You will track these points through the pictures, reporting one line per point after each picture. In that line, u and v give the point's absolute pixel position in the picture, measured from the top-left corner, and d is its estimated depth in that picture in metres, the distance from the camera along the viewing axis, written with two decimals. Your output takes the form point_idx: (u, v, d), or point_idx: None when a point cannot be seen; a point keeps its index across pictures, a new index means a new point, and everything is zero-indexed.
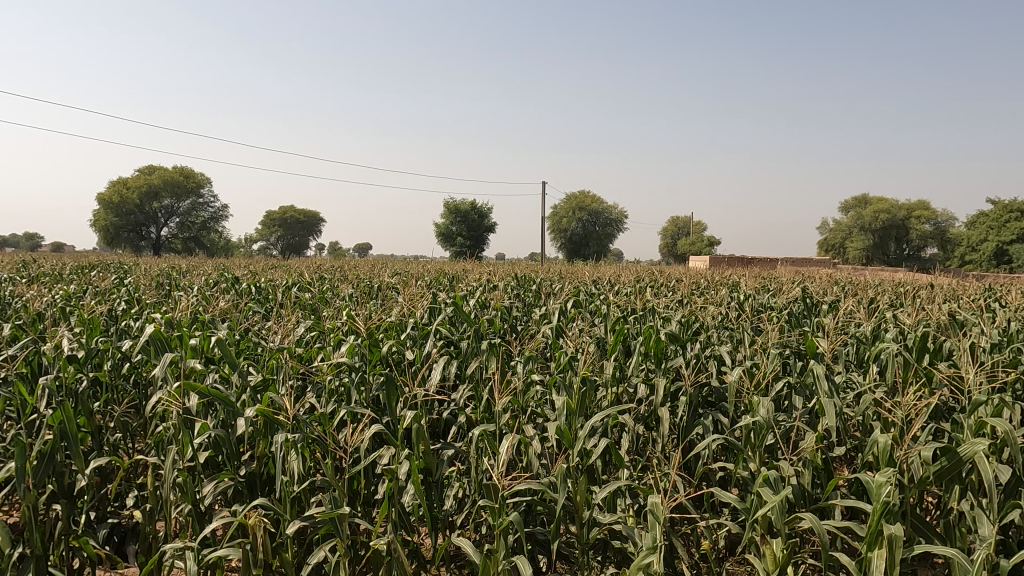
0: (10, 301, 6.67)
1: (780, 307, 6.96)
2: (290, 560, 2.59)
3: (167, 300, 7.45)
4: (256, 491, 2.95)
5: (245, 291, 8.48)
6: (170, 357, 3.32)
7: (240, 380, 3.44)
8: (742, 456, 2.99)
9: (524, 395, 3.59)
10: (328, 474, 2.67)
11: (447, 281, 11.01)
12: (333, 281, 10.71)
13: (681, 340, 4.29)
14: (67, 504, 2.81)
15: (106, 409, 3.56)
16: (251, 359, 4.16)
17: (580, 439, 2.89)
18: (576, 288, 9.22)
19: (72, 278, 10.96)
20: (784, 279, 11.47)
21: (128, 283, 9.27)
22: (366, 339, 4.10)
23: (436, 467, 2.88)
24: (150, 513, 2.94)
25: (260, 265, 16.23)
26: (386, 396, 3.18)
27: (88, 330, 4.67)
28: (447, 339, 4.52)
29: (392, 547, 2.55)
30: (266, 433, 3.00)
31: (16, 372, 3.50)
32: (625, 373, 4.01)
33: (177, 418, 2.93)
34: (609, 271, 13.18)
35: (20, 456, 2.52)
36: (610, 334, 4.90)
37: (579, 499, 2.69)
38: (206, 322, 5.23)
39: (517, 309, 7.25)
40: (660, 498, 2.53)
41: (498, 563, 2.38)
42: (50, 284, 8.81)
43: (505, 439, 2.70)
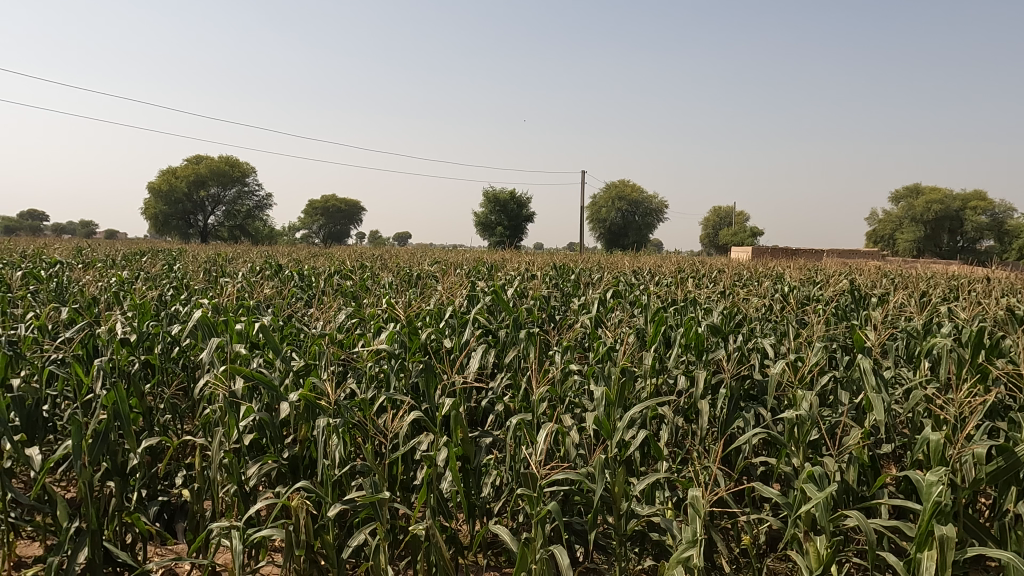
0: (66, 286, 6.91)
1: (826, 298, 6.80)
2: (330, 542, 2.64)
3: (214, 286, 7.68)
4: (299, 473, 3.03)
5: (289, 278, 8.64)
6: (216, 342, 3.42)
7: (283, 365, 3.51)
8: (785, 452, 2.92)
9: (562, 385, 3.58)
10: (368, 459, 2.70)
11: (486, 270, 11.05)
12: (373, 269, 10.89)
13: (722, 332, 4.22)
14: (120, 482, 2.89)
15: (156, 391, 3.67)
16: (295, 345, 4.26)
17: (619, 430, 2.86)
18: (615, 278, 9.19)
19: (123, 263, 11.40)
20: (832, 271, 11.16)
21: (178, 269, 9.56)
22: (405, 327, 4.10)
23: (473, 454, 2.89)
24: (198, 492, 3.03)
25: (302, 252, 16.66)
26: (425, 383, 3.21)
27: (140, 316, 4.83)
28: (485, 328, 4.54)
29: (430, 533, 2.56)
30: (308, 417, 3.07)
31: (72, 354, 3.63)
32: (665, 365, 3.96)
33: (223, 401, 3.01)
34: (650, 262, 13.04)
35: (76, 434, 2.63)
36: (650, 325, 4.84)
37: (617, 491, 2.68)
38: (251, 308, 5.36)
39: (554, 299, 7.20)
40: (700, 491, 2.49)
41: (536, 553, 2.38)
42: (105, 270, 9.17)
43: (543, 428, 2.68)
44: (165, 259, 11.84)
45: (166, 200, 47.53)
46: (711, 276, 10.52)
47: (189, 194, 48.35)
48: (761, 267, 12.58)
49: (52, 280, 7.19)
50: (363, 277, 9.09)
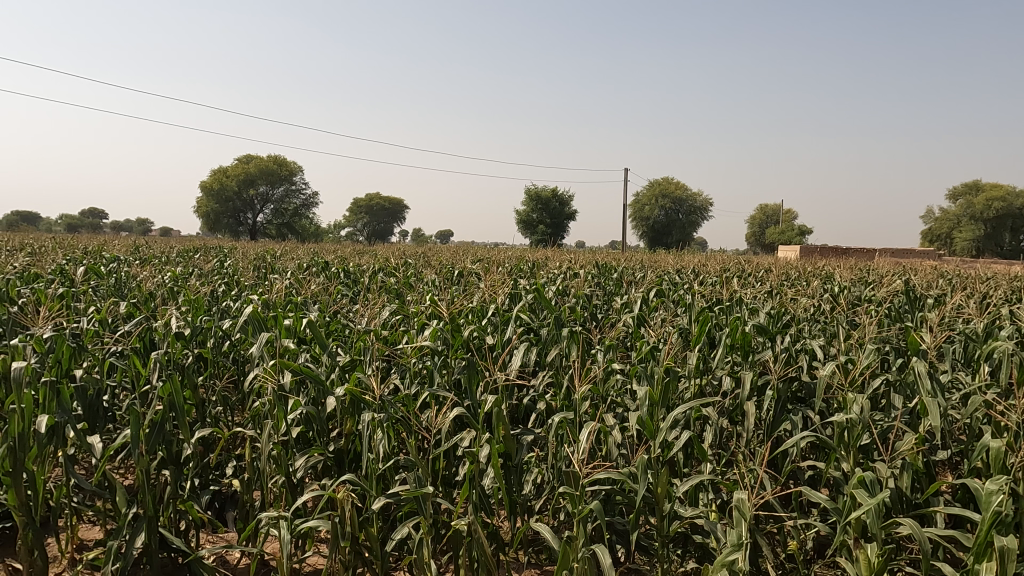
0: (125, 282, 7.20)
1: (879, 299, 6.59)
2: (374, 535, 2.69)
3: (262, 283, 7.86)
4: (344, 466, 3.09)
5: (334, 275, 8.80)
6: (266, 337, 3.52)
7: (329, 360, 3.58)
8: (834, 456, 2.84)
9: (604, 384, 3.56)
10: (412, 454, 2.73)
11: (528, 268, 11.05)
12: (416, 266, 11.00)
13: (769, 332, 4.13)
14: (175, 471, 3.00)
15: (208, 384, 3.78)
16: (340, 340, 4.34)
17: (663, 430, 2.82)
18: (658, 277, 9.08)
19: (176, 259, 11.79)
20: (886, 271, 10.80)
21: (229, 266, 9.85)
22: (448, 324, 4.13)
23: (515, 452, 2.90)
24: (247, 483, 3.12)
25: (346, 249, 16.95)
26: (467, 380, 3.22)
27: (194, 311, 5.00)
28: (527, 326, 4.54)
29: (472, 529, 2.58)
30: (353, 411, 3.13)
31: (131, 346, 3.77)
32: (709, 366, 3.90)
33: (273, 394, 3.09)
34: (694, 261, 12.85)
35: (134, 423, 2.74)
36: (694, 325, 4.77)
37: (660, 491, 2.66)
38: (299, 304, 5.48)
39: (597, 297, 7.16)
40: (746, 494, 2.44)
41: (577, 551, 2.38)
42: (160, 266, 9.50)
43: (586, 426, 2.67)
44: (218, 256, 12.19)
45: (217, 199, 48.96)
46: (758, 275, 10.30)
47: (239, 193, 49.71)
48: (809, 267, 12.27)
49: (112, 275, 7.50)
50: (406, 274, 9.21)
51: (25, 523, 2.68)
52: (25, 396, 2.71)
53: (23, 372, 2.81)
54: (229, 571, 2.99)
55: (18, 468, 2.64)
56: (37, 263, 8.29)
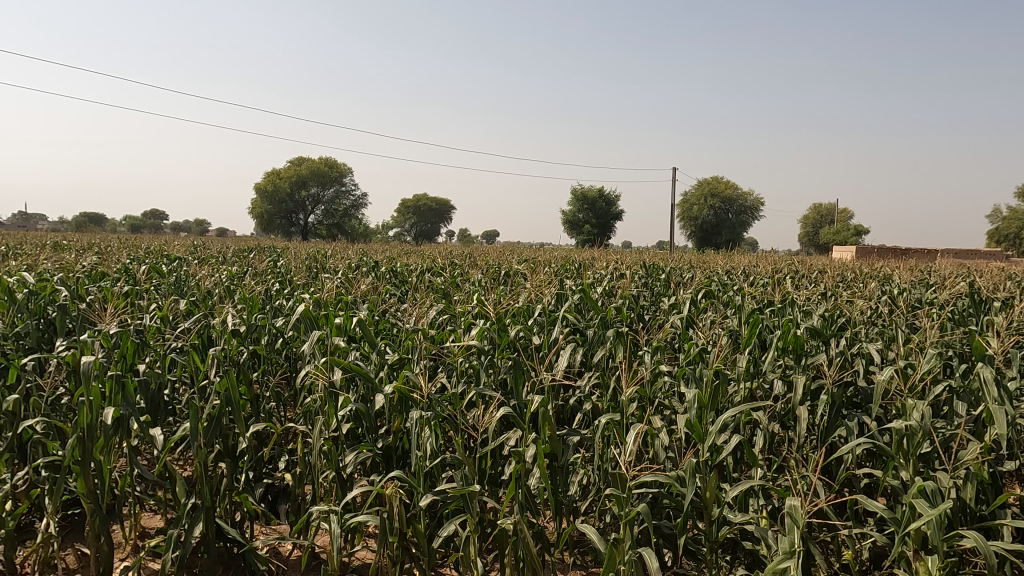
0: (184, 280, 7.48)
1: (941, 302, 6.33)
2: (421, 532, 2.72)
3: (314, 282, 8.04)
4: (392, 463, 3.14)
5: (383, 274, 8.93)
6: (317, 335, 3.60)
7: (378, 358, 3.64)
8: (892, 464, 2.74)
9: (651, 386, 3.52)
10: (458, 452, 2.75)
11: (575, 269, 11.01)
12: (463, 266, 11.08)
13: (823, 335, 4.01)
14: (230, 463, 3.10)
15: (263, 380, 3.90)
16: (389, 339, 4.41)
17: (712, 433, 2.76)
18: (708, 278, 8.93)
19: (232, 259, 12.17)
20: (949, 273, 10.37)
21: (282, 265, 10.12)
22: (494, 324, 4.16)
23: (561, 452, 2.89)
24: (299, 477, 3.20)
25: (393, 249, 17.20)
26: (514, 380, 3.23)
27: (249, 309, 5.16)
28: (574, 326, 4.52)
29: (518, 528, 2.59)
30: (401, 409, 3.18)
31: (190, 343, 3.92)
32: (760, 369, 3.81)
33: (324, 391, 3.17)
34: (744, 261, 12.58)
35: (193, 417, 2.85)
36: (745, 327, 4.66)
37: (708, 496, 2.61)
38: (349, 303, 5.59)
39: (644, 298, 7.08)
40: (798, 500, 2.38)
41: (624, 554, 2.36)
42: (216, 265, 9.82)
43: (633, 428, 2.65)
44: (271, 256, 12.54)
45: (271, 200, 50.34)
46: (812, 277, 10.02)
47: (291, 194, 51.02)
48: (866, 268, 11.86)
49: (172, 274, 7.80)
50: (453, 274, 9.29)
51: (92, 509, 2.81)
52: (93, 389, 2.84)
53: (90, 366, 2.94)
54: (281, 562, 3.08)
55: (86, 458, 2.77)
56: (103, 262, 8.66)
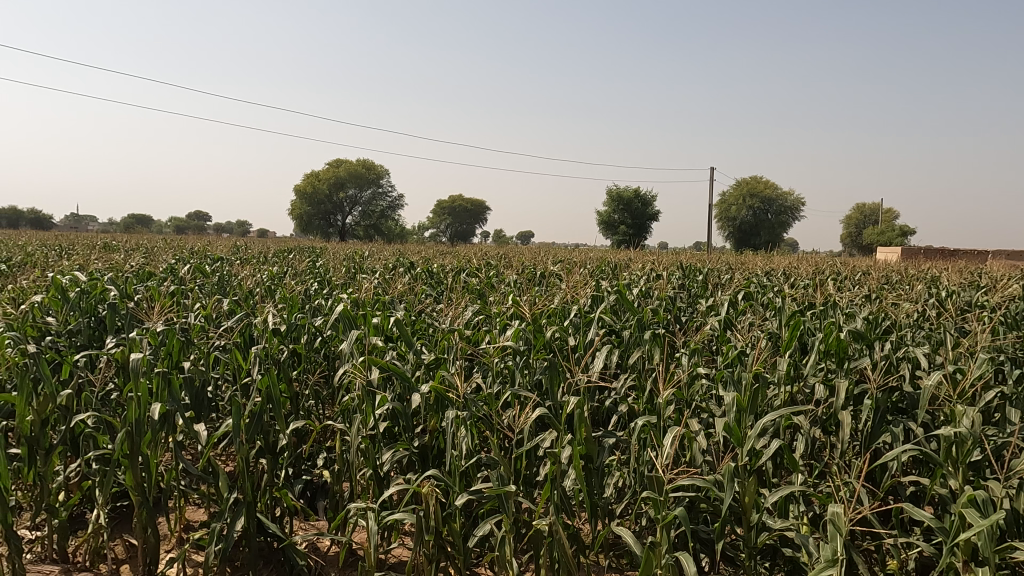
0: (227, 280, 7.67)
1: (992, 305, 6.12)
2: (457, 531, 2.74)
3: (352, 282, 8.17)
4: (428, 462, 3.17)
5: (419, 275, 9.01)
6: (355, 334, 3.66)
7: (415, 358, 3.68)
8: (940, 472, 2.66)
9: (689, 389, 3.48)
10: (494, 452, 2.76)
11: (610, 270, 10.94)
12: (498, 267, 11.11)
13: (867, 338, 3.91)
14: (271, 459, 3.16)
15: (302, 378, 3.97)
16: (426, 339, 4.45)
17: (751, 437, 2.72)
18: (747, 279, 8.78)
19: (272, 259, 12.44)
20: (1001, 275, 10.01)
21: (321, 265, 10.30)
22: (530, 325, 4.16)
23: (597, 454, 2.86)
24: (338, 474, 3.26)
25: (429, 250, 17.39)
26: (549, 381, 3.23)
27: (289, 309, 5.26)
28: (610, 328, 4.50)
29: (553, 529, 2.58)
30: (437, 409, 3.20)
31: (232, 341, 4.01)
32: (801, 372, 3.73)
33: (361, 390, 3.21)
34: (784, 262, 12.34)
35: (236, 414, 2.92)
36: (785, 330, 4.58)
37: (747, 501, 2.56)
38: (386, 303, 5.66)
39: (681, 300, 7.00)
40: (842, 507, 2.32)
41: (661, 558, 2.34)
42: (258, 265, 10.04)
43: (671, 431, 2.62)
44: (310, 256, 12.78)
45: (309, 201, 51.26)
46: (855, 278, 9.77)
47: (329, 196, 51.87)
48: (913, 270, 11.51)
49: (216, 274, 8.01)
50: (488, 275, 9.32)
51: (140, 502, 2.90)
52: (141, 384, 2.93)
53: (139, 362, 3.04)
54: (320, 558, 3.13)
55: (135, 451, 2.87)
56: (150, 262, 8.93)
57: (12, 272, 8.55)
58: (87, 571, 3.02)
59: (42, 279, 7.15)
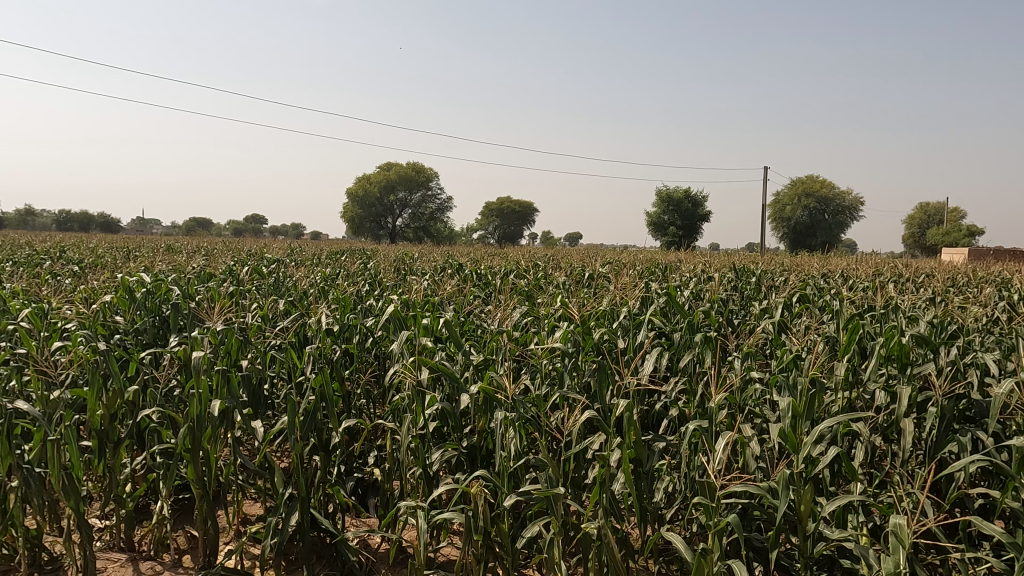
0: (283, 281, 7.89)
1: None
2: (506, 532, 2.74)
3: (402, 283, 8.30)
4: (477, 462, 3.19)
5: (468, 276, 9.09)
6: (406, 335, 3.71)
7: (463, 358, 3.71)
8: (1012, 484, 2.53)
9: (741, 393, 3.40)
10: (543, 454, 2.75)
11: (660, 271, 10.81)
12: (546, 268, 11.10)
13: (931, 343, 3.75)
14: (324, 456, 3.24)
15: (354, 377, 4.05)
16: (475, 339, 4.48)
17: (807, 444, 2.64)
18: (803, 281, 8.55)
19: (326, 261, 12.75)
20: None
21: (372, 267, 10.50)
22: (579, 326, 4.14)
23: (647, 458, 2.82)
24: (388, 473, 3.31)
25: (477, 252, 17.53)
26: (598, 383, 3.20)
27: (342, 309, 5.38)
28: (660, 330, 4.44)
29: (602, 533, 2.57)
30: (486, 410, 3.22)
31: (287, 341, 4.13)
32: (860, 378, 3.61)
33: (412, 390, 3.25)
34: (841, 264, 11.95)
35: (291, 411, 3.00)
36: (843, 334, 4.43)
37: (803, 510, 2.49)
38: (436, 304, 5.72)
39: (733, 302, 6.87)
40: (904, 519, 2.23)
41: (713, 565, 2.30)
42: (312, 267, 10.31)
43: (723, 436, 2.56)
44: (363, 258, 13.04)
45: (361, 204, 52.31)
46: (919, 281, 9.39)
47: (380, 199, 52.81)
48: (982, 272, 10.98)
49: (272, 275, 8.25)
50: (537, 276, 9.33)
51: (201, 495, 3.01)
52: (202, 382, 3.05)
53: (200, 360, 3.15)
54: (370, 554, 3.19)
55: (196, 446, 2.98)
56: (211, 264, 9.29)
57: (83, 273, 8.99)
58: (151, 560, 3.15)
59: (111, 279, 7.50)
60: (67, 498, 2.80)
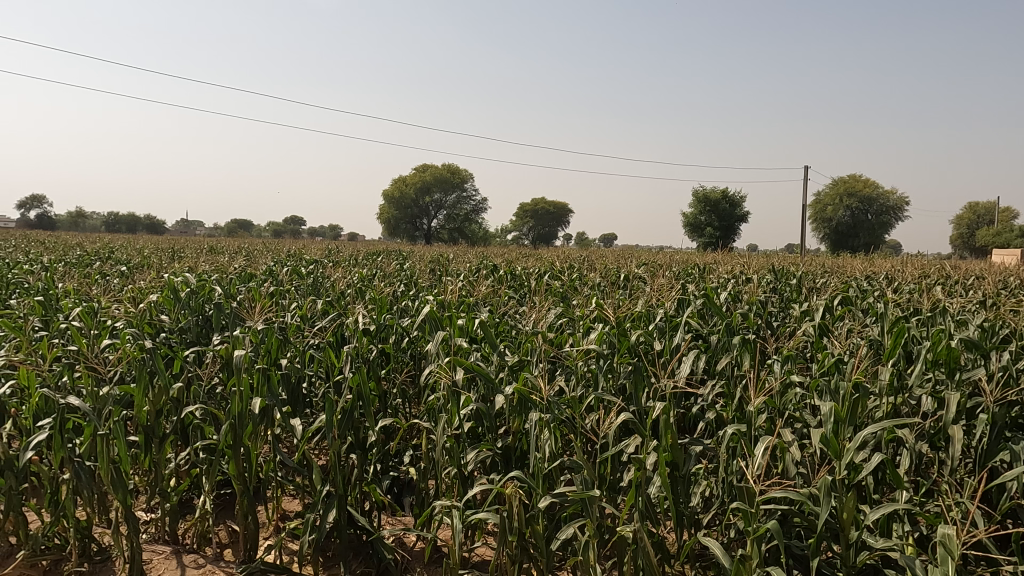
0: (321, 281, 8.02)
1: None
2: (541, 534, 2.74)
3: (438, 284, 8.36)
4: (511, 463, 3.19)
5: (503, 277, 9.10)
6: (441, 335, 3.74)
7: (498, 359, 3.72)
8: None
9: (781, 397, 3.33)
10: (578, 456, 2.74)
11: (697, 272, 10.68)
12: (581, 270, 11.05)
13: (982, 348, 3.62)
14: (361, 455, 3.27)
15: (390, 377, 4.09)
16: (509, 340, 4.49)
17: (850, 451, 2.57)
18: (846, 283, 8.34)
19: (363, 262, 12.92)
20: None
21: (408, 268, 10.60)
22: (614, 328, 4.11)
23: (683, 462, 2.79)
24: (424, 472, 3.34)
25: (512, 253, 17.56)
26: (634, 385, 3.17)
27: (379, 309, 5.45)
28: (697, 332, 4.38)
29: (638, 537, 2.54)
30: (521, 411, 3.21)
31: (325, 340, 4.19)
32: (905, 383, 3.50)
33: (447, 390, 3.27)
34: (886, 265, 11.63)
35: (329, 409, 3.05)
36: (887, 337, 4.31)
37: (846, 518, 2.43)
38: (471, 305, 5.75)
39: (773, 304, 6.74)
40: (953, 529, 2.16)
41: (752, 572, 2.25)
42: (350, 268, 10.45)
43: (763, 440, 2.51)
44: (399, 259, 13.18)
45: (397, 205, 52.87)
46: (968, 283, 9.09)
47: (416, 200, 53.28)
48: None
49: (310, 275, 8.39)
50: (572, 277, 9.30)
51: (242, 490, 3.07)
52: (243, 380, 3.11)
53: (242, 359, 3.22)
54: (406, 553, 3.22)
55: (237, 443, 3.06)
56: (252, 265, 9.49)
57: (130, 273, 9.28)
58: (194, 553, 3.23)
59: (157, 279, 7.72)
60: (115, 491, 2.90)
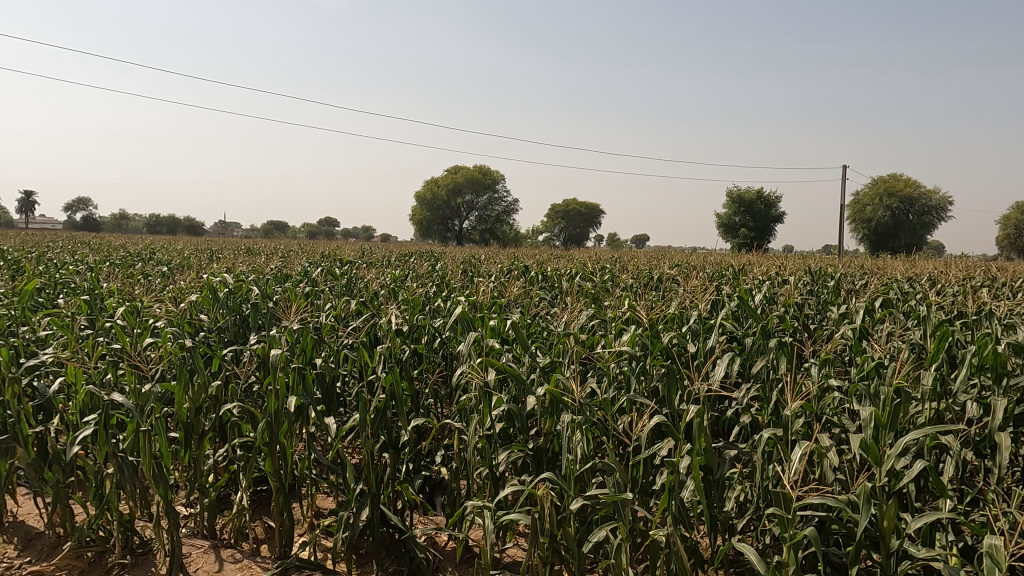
0: (355, 282, 8.12)
1: None
2: (572, 536, 2.72)
3: (469, 285, 8.40)
4: (543, 465, 3.19)
5: (535, 278, 9.10)
6: (473, 336, 3.75)
7: (530, 361, 3.72)
8: None
9: (819, 402, 3.26)
10: (610, 458, 2.73)
11: (731, 274, 10.52)
12: (613, 271, 10.98)
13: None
14: (394, 454, 3.30)
15: (423, 377, 4.12)
16: (541, 341, 4.49)
17: (891, 457, 2.50)
18: (887, 284, 8.13)
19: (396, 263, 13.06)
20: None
21: (440, 268, 10.68)
22: (647, 329, 4.08)
23: (717, 466, 2.74)
24: (456, 472, 3.36)
25: (543, 253, 17.56)
26: (667, 387, 3.14)
27: (411, 309, 5.49)
28: (731, 334, 4.32)
29: (671, 541, 2.52)
30: (552, 412, 3.21)
31: (359, 340, 4.24)
32: (949, 388, 3.40)
33: (479, 391, 3.28)
34: (929, 267, 11.31)
35: (362, 409, 3.08)
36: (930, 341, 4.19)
37: (886, 526, 2.36)
38: (503, 306, 5.76)
39: (810, 306, 6.61)
40: (1000, 540, 2.09)
41: None
42: (383, 269, 10.56)
43: (800, 445, 2.46)
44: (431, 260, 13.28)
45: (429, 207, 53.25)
46: (1015, 285, 8.78)
47: (447, 202, 53.61)
48: None
49: (344, 276, 8.50)
50: (604, 278, 9.25)
51: (277, 487, 3.13)
52: (280, 379, 3.17)
53: (278, 358, 3.28)
54: (438, 551, 3.24)
55: (273, 440, 3.12)
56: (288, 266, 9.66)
57: (171, 273, 9.52)
58: (231, 548, 3.29)
59: (196, 279, 7.91)
60: (156, 485, 2.98)
